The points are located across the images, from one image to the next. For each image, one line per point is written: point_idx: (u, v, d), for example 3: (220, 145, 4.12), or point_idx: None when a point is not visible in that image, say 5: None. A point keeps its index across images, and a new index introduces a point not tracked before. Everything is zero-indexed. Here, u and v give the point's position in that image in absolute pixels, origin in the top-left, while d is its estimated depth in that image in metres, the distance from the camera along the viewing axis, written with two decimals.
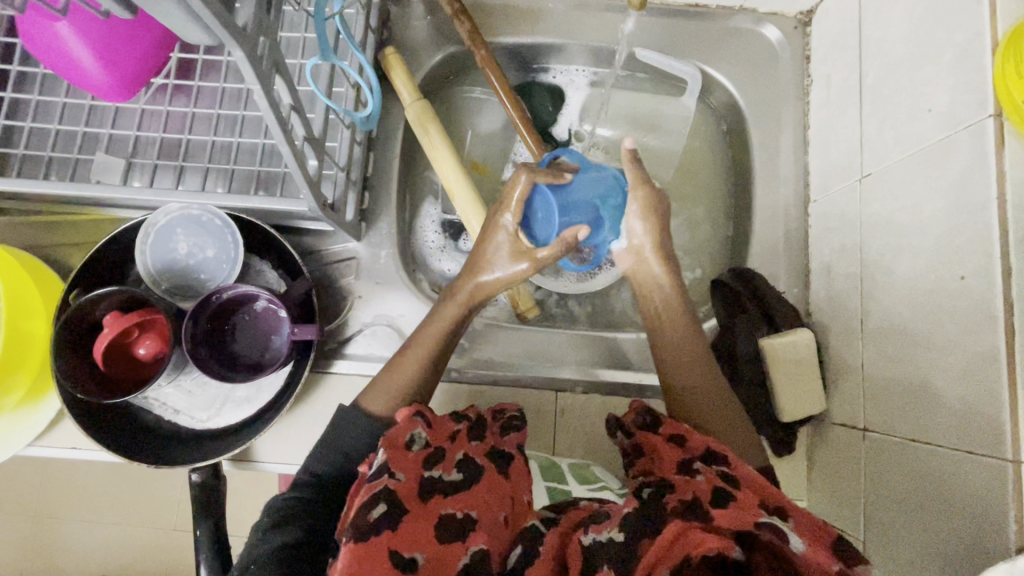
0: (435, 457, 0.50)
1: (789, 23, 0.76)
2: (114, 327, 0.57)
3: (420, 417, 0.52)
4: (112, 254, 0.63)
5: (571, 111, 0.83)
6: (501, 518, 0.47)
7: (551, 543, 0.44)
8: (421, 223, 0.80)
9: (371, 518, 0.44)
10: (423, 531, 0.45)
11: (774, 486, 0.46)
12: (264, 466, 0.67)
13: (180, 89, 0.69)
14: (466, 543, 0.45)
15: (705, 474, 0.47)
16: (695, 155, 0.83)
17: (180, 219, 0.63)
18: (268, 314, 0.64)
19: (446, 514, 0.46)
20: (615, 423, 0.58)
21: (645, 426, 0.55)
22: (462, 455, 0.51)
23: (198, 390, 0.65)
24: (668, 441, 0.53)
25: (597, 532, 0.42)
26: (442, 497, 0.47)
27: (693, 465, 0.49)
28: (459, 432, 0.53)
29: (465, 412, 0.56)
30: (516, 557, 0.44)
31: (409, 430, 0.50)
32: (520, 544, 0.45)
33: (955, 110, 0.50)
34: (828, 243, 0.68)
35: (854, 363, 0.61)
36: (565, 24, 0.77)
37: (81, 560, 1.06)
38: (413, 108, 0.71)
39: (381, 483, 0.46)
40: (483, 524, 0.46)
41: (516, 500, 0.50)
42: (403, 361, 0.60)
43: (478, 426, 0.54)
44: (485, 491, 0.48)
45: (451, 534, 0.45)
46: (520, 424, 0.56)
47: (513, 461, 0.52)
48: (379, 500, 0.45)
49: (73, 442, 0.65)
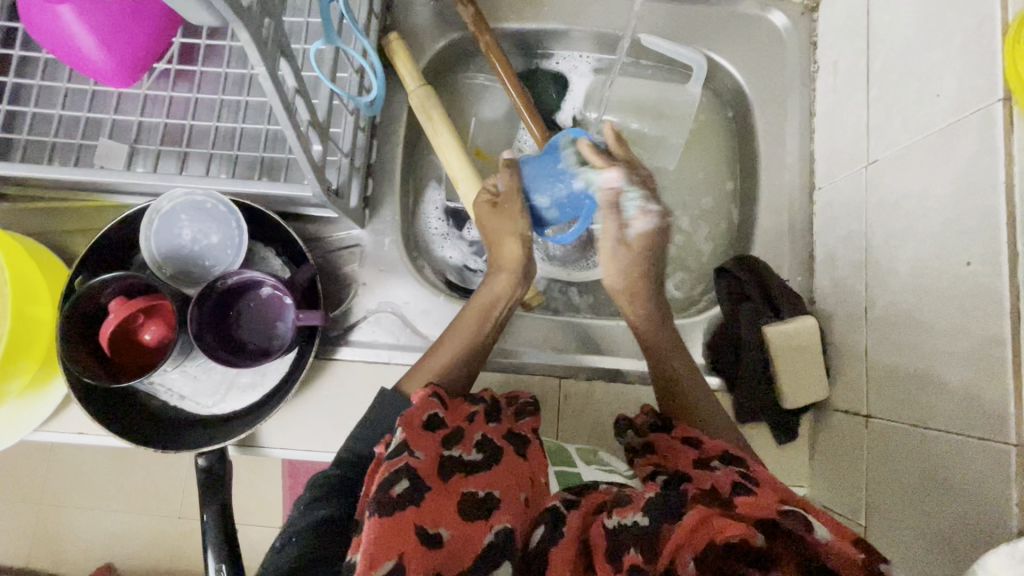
0: (454, 437, 0.51)
1: (795, 9, 0.76)
2: (121, 311, 0.58)
3: (436, 398, 0.53)
4: (116, 240, 0.63)
5: (575, 97, 0.82)
6: (521, 498, 0.48)
7: (574, 525, 0.44)
8: (424, 210, 0.80)
9: (393, 494, 0.44)
10: (446, 508, 0.45)
11: (795, 489, 0.45)
12: (269, 451, 0.68)
13: (182, 75, 0.69)
14: (489, 522, 0.45)
15: (724, 470, 0.48)
16: (700, 142, 0.82)
17: (184, 205, 0.63)
18: (273, 300, 0.64)
19: (468, 492, 0.47)
20: (625, 425, 0.62)
21: (656, 428, 0.58)
22: (481, 435, 0.52)
23: (203, 375, 0.66)
24: (680, 442, 0.55)
25: (621, 515, 0.43)
26: (463, 476, 0.48)
27: (709, 462, 0.50)
28: (477, 413, 0.54)
29: (480, 394, 0.57)
30: (541, 535, 0.45)
31: (427, 409, 0.51)
32: (542, 523, 0.46)
33: (964, 95, 0.49)
34: (833, 230, 0.68)
35: (858, 351, 0.61)
36: (570, 10, 0.76)
37: (86, 547, 1.07)
38: (417, 95, 0.70)
39: (402, 460, 0.46)
40: (505, 502, 0.47)
41: (534, 481, 0.50)
42: (441, 346, 0.63)
43: (493, 410, 0.55)
44: (505, 470, 0.49)
45: (474, 512, 0.46)
46: (534, 408, 0.58)
47: (529, 443, 0.53)
48: (401, 476, 0.45)
49: (79, 427, 0.65)
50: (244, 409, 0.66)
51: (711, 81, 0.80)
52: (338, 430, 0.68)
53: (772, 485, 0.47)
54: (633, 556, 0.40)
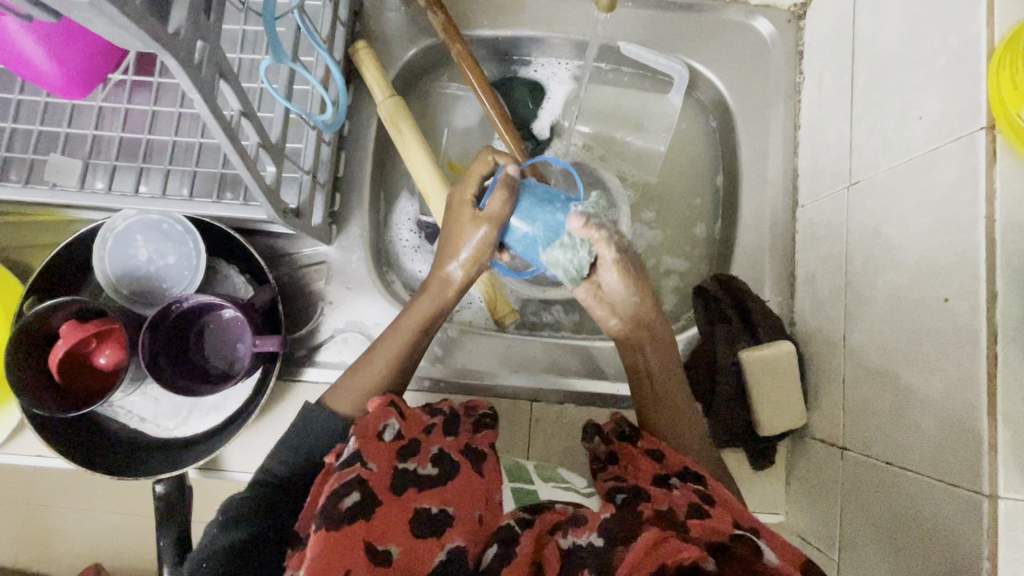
0: (409, 450, 0.50)
1: (782, 16, 0.73)
2: (70, 338, 0.56)
3: (395, 409, 0.52)
4: (70, 261, 0.61)
5: (552, 105, 0.79)
6: (475, 516, 0.48)
7: (526, 545, 0.45)
8: (396, 221, 0.77)
9: (343, 506, 0.44)
10: (397, 524, 0.46)
11: (746, 509, 0.49)
12: (232, 475, 0.66)
13: (140, 85, 0.66)
14: (442, 541, 0.46)
15: (682, 489, 0.50)
16: (683, 152, 0.79)
17: (139, 224, 0.60)
18: (234, 323, 0.62)
19: (420, 508, 0.47)
20: (593, 429, 0.62)
21: (624, 436, 0.59)
22: (437, 448, 0.52)
23: (164, 398, 0.64)
24: (642, 453, 0.56)
25: (577, 536, 0.44)
26: (417, 491, 0.48)
27: (669, 480, 0.52)
28: (434, 426, 0.54)
29: (439, 405, 0.57)
30: (492, 555, 0.45)
31: (383, 418, 0.51)
32: (495, 543, 0.46)
33: (945, 119, 0.47)
34: (814, 250, 0.65)
35: (835, 379, 0.59)
36: (547, 16, 0.74)
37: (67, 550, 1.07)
38: (385, 106, 0.68)
39: (353, 472, 0.47)
40: (458, 522, 0.47)
41: (489, 499, 0.51)
42: (368, 364, 0.60)
43: (451, 422, 0.55)
44: (461, 488, 0.49)
45: (425, 530, 0.46)
46: (491, 424, 0.58)
47: (486, 461, 0.53)
48: (353, 488, 0.46)
49: (36, 449, 0.63)
50: (207, 431, 0.64)
51: (694, 90, 0.77)
52: None
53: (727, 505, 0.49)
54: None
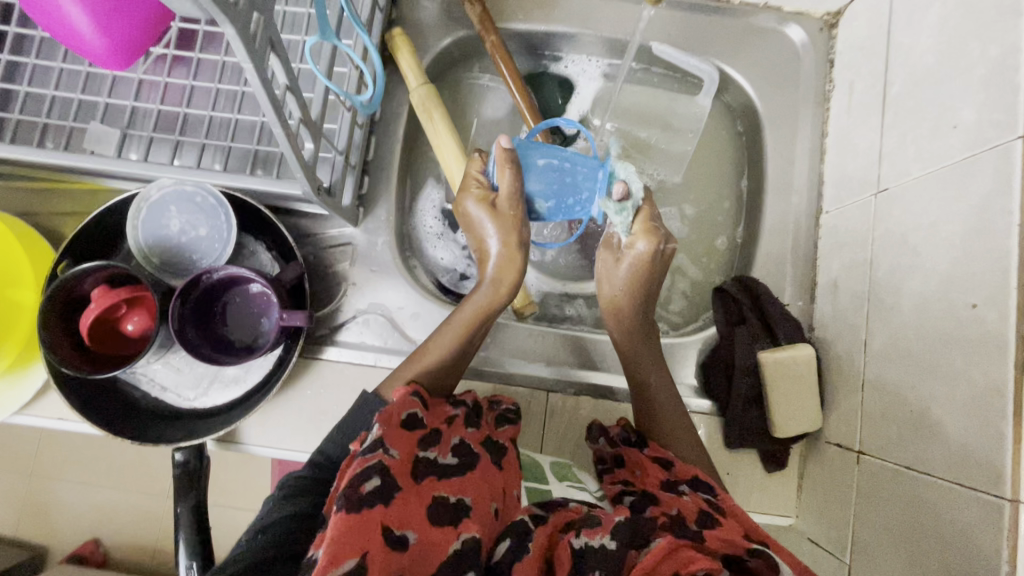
0: (430, 439, 0.52)
1: (814, 25, 0.73)
2: (101, 302, 0.56)
3: (418, 397, 0.55)
4: (103, 229, 0.62)
5: (581, 101, 0.80)
6: (492, 509, 0.49)
7: (539, 541, 0.46)
8: (421, 207, 0.78)
9: (364, 490, 0.44)
10: (414, 511, 0.46)
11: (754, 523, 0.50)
12: (248, 449, 0.67)
13: (180, 60, 0.67)
14: (458, 530, 0.46)
15: (692, 496, 0.52)
16: (708, 154, 0.79)
17: (173, 195, 0.61)
18: (261, 297, 0.64)
19: (439, 496, 0.48)
20: (598, 430, 0.64)
21: (629, 442, 0.61)
22: (457, 440, 0.54)
23: (186, 368, 0.65)
24: (653, 462, 0.58)
25: (589, 537, 0.45)
26: (435, 479, 0.49)
27: (679, 487, 0.54)
28: (456, 417, 0.57)
29: (463, 397, 0.61)
30: (504, 550, 0.46)
31: (406, 407, 0.53)
32: (509, 537, 0.47)
33: (980, 128, 0.48)
34: (837, 257, 0.66)
35: (853, 385, 0.59)
36: (581, 12, 0.74)
37: (71, 522, 1.09)
38: (418, 93, 0.69)
39: (376, 456, 0.47)
40: (476, 511, 0.48)
41: (506, 495, 0.52)
42: (426, 351, 0.62)
43: (472, 414, 0.58)
44: (479, 479, 0.51)
45: (443, 517, 0.47)
46: (513, 417, 0.61)
47: (506, 455, 0.56)
48: (374, 472, 0.46)
49: (59, 413, 0.64)
50: (228, 403, 0.65)
51: (723, 93, 0.78)
52: (321, 431, 0.67)
53: (733, 515, 0.51)
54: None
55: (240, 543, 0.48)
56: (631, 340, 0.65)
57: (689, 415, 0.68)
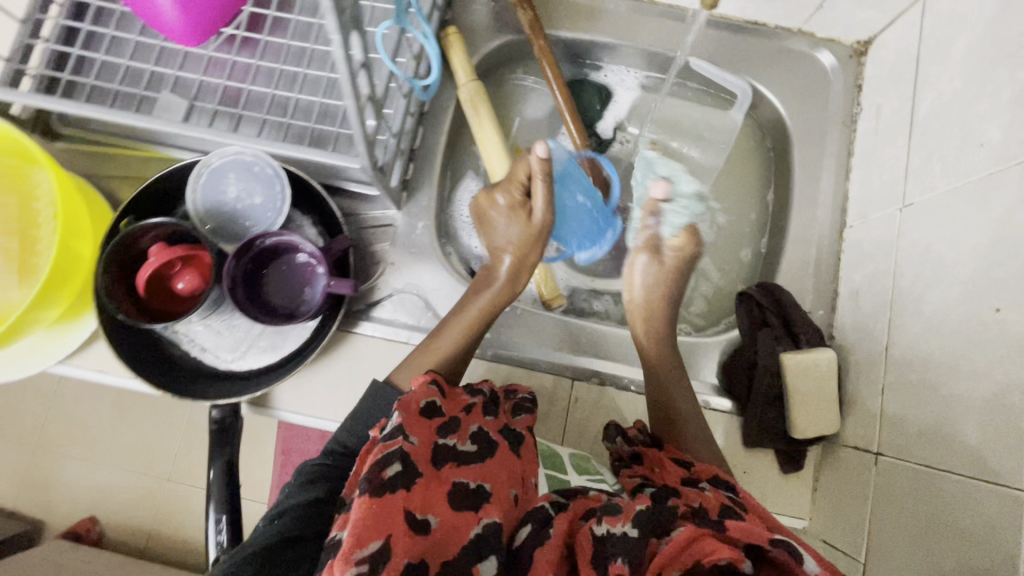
0: (449, 426, 0.54)
1: (845, 51, 0.77)
2: (160, 257, 0.60)
3: (436, 387, 0.57)
4: (163, 191, 0.65)
5: (618, 108, 0.84)
6: (511, 495, 0.51)
7: (560, 528, 0.47)
8: (459, 197, 0.81)
9: (386, 475, 0.46)
10: (436, 495, 0.48)
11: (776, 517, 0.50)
12: (279, 414, 0.68)
13: (247, 42, 0.71)
14: (478, 514, 0.48)
15: (712, 489, 0.51)
16: (737, 167, 0.83)
17: (233, 164, 0.64)
18: (305, 267, 0.66)
19: (459, 482, 0.50)
20: (616, 430, 0.65)
21: (646, 443, 0.62)
22: (476, 427, 0.55)
23: (226, 330, 0.67)
24: (671, 459, 0.58)
25: (610, 524, 0.45)
26: (454, 465, 0.51)
27: (698, 482, 0.54)
28: (473, 404, 0.58)
29: (480, 388, 0.62)
30: (525, 535, 0.48)
31: (425, 396, 0.55)
32: (529, 524, 0.49)
33: (1007, 146, 0.51)
34: (860, 268, 0.68)
35: (874, 389, 0.61)
36: (624, 25, 0.78)
37: (72, 498, 1.12)
38: (467, 88, 0.73)
39: (396, 443, 0.49)
40: (495, 497, 0.50)
41: (524, 481, 0.54)
42: (436, 341, 0.64)
43: (490, 403, 0.60)
44: (498, 465, 0.53)
45: (462, 502, 0.49)
46: (530, 407, 0.63)
47: (523, 442, 0.57)
48: (395, 458, 0.48)
49: (102, 365, 0.66)
50: (263, 369, 0.67)
51: (754, 111, 0.82)
52: (351, 401, 0.68)
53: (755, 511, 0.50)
54: (620, 567, 0.42)
55: (258, 528, 0.50)
56: (653, 341, 0.68)
57: (709, 412, 0.69)
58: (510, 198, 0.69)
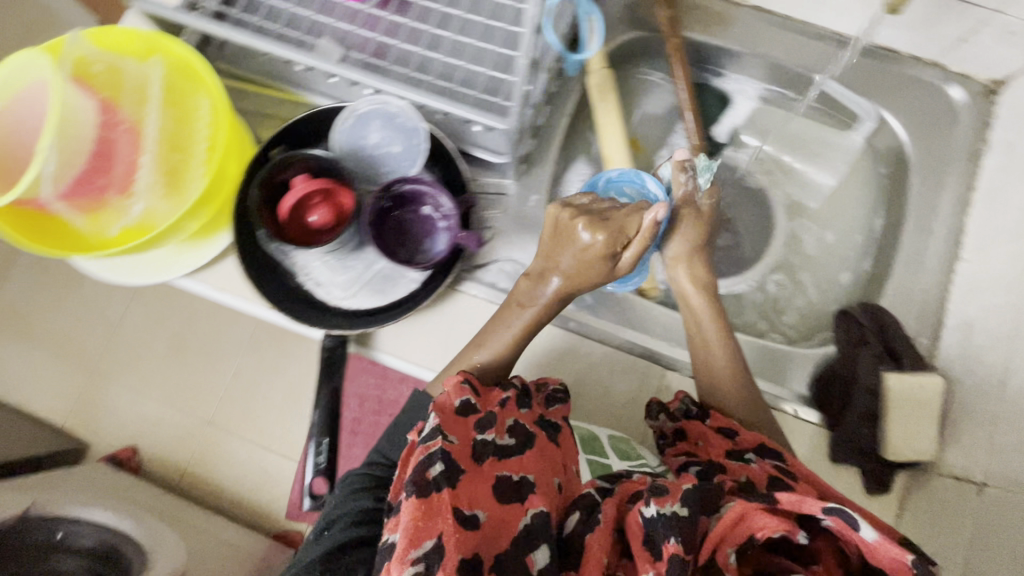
0: (486, 422, 0.54)
1: (976, 87, 0.76)
2: (308, 185, 0.64)
3: (469, 386, 0.56)
4: (307, 129, 0.69)
5: (735, 116, 0.86)
6: (555, 484, 0.53)
7: (609, 512, 0.49)
8: (568, 180, 0.84)
9: (429, 475, 0.48)
10: (480, 489, 0.50)
11: (823, 481, 0.54)
12: (379, 356, 0.71)
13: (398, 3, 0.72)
14: (524, 505, 0.50)
15: (761, 463, 0.56)
16: (848, 188, 0.84)
17: (378, 112, 0.68)
18: (428, 220, 0.70)
19: (502, 476, 0.51)
20: (658, 407, 0.65)
21: (691, 416, 0.63)
22: (512, 420, 0.55)
23: (341, 269, 0.69)
24: (716, 432, 0.61)
25: (659, 505, 0.46)
26: (495, 459, 0.52)
27: (745, 455, 0.58)
28: (507, 400, 0.57)
29: (512, 381, 0.60)
30: (573, 522, 0.51)
31: (458, 397, 0.55)
32: (577, 511, 0.52)
33: None
34: (975, 302, 0.68)
35: (986, 418, 0.63)
36: (757, 33, 0.79)
37: (117, 427, 1.20)
38: (597, 75, 0.75)
39: (436, 444, 0.50)
40: (539, 487, 0.51)
41: (567, 469, 0.55)
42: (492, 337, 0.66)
43: (523, 395, 0.58)
44: (538, 457, 0.53)
45: (507, 495, 0.50)
46: (562, 395, 0.61)
47: (560, 431, 0.57)
48: (437, 459, 0.49)
49: (223, 285, 0.70)
50: (372, 310, 0.69)
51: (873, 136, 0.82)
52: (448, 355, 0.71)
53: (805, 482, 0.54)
54: (674, 546, 0.43)
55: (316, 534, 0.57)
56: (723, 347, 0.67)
57: (798, 422, 0.68)
58: (610, 241, 0.65)
